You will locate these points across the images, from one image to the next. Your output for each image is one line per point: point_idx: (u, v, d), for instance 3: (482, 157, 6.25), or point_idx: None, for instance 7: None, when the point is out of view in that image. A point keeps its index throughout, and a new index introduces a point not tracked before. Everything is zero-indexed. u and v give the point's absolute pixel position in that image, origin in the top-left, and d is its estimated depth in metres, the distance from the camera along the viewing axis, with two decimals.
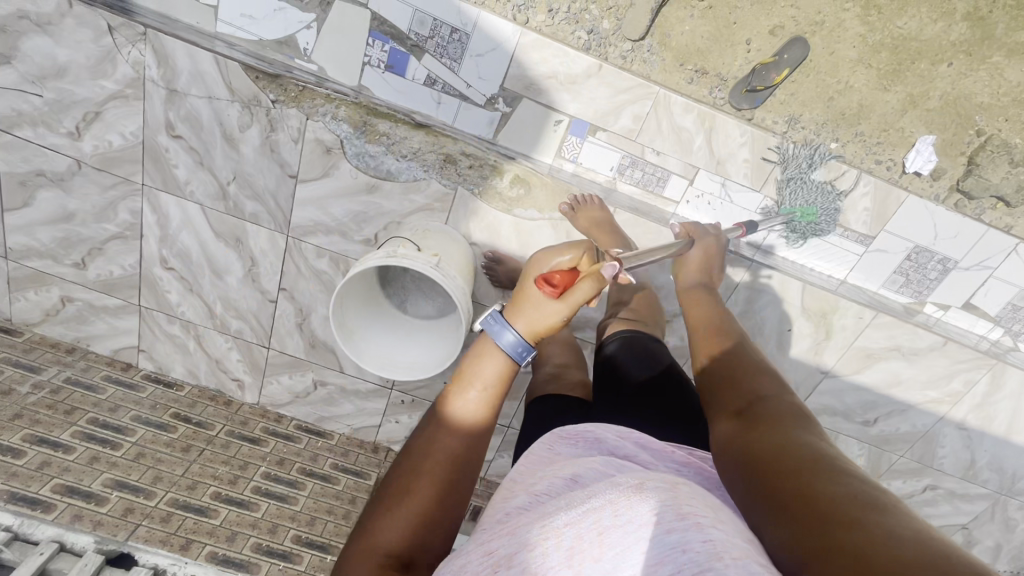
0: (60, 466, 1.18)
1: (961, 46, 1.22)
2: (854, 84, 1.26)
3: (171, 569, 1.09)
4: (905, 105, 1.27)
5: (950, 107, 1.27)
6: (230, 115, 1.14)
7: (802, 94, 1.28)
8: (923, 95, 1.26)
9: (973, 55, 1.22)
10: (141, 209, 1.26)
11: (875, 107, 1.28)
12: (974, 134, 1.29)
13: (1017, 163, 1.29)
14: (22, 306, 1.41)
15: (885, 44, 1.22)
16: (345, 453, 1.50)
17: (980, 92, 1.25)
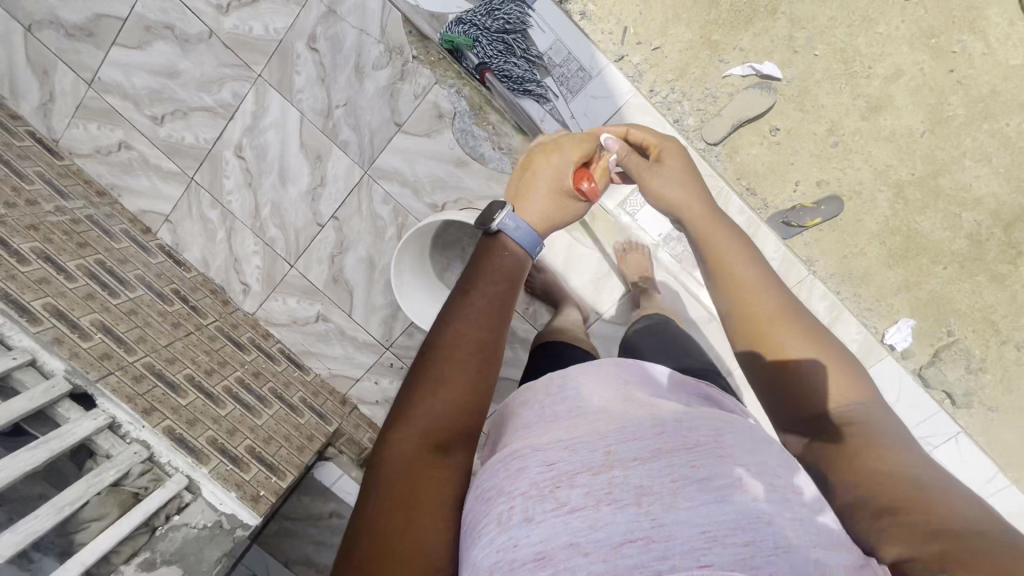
0: (57, 289, 1.14)
1: (958, 258, 1.58)
2: (868, 253, 1.63)
3: (125, 428, 1.05)
4: (902, 285, 1.61)
5: (933, 304, 1.60)
6: (371, 52, 1.24)
7: (825, 241, 1.65)
8: (917, 284, 1.61)
9: (966, 267, 1.58)
10: (245, 95, 1.32)
11: (876, 278, 1.63)
12: (945, 333, 1.60)
13: (971, 369, 1.58)
14: (78, 135, 1.41)
15: (902, 231, 1.61)
16: (315, 393, 1.49)
17: (960, 300, 1.59)
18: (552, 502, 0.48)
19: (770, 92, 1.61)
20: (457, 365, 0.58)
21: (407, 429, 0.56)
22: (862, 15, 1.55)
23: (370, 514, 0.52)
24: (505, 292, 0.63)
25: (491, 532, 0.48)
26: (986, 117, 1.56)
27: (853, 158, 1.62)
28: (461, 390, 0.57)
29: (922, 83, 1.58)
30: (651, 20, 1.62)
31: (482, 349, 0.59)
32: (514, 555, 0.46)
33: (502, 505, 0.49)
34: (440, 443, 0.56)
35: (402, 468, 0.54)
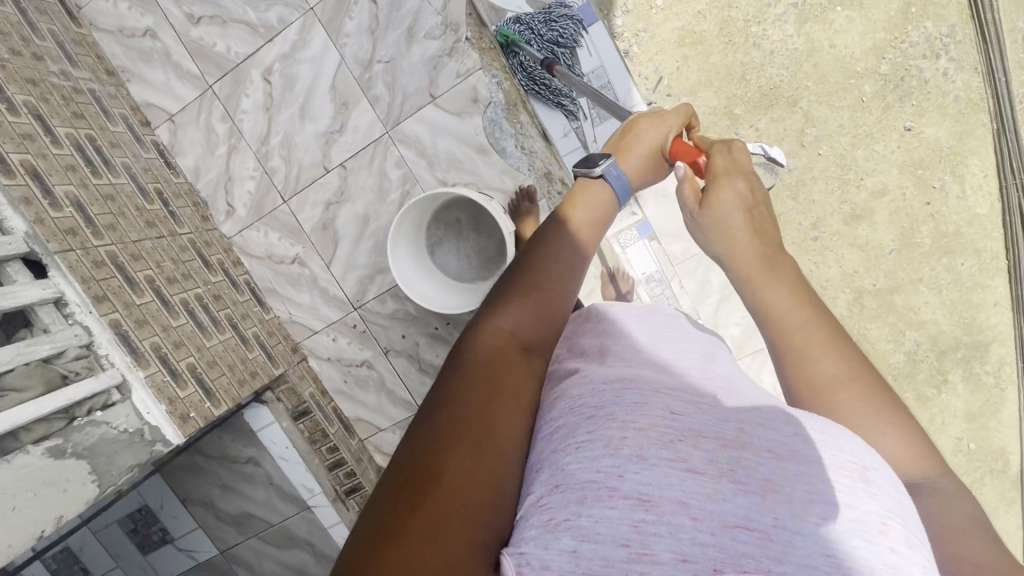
0: (40, 149, 1.08)
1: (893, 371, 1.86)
2: None
3: (71, 308, 1.00)
4: None
5: None
6: (427, 20, 1.26)
7: None
8: None
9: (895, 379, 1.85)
10: (291, 22, 1.31)
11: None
12: None
13: None
14: (105, 8, 1.36)
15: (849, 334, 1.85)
16: (270, 333, 1.45)
17: None
18: (669, 449, 0.44)
19: (772, 175, 1.74)
20: (553, 281, 0.63)
21: (502, 321, 0.58)
22: (866, 131, 1.69)
23: (452, 382, 0.52)
24: (596, 234, 0.70)
25: (596, 452, 0.44)
26: (948, 252, 1.76)
27: (828, 256, 1.79)
28: (549, 300, 0.62)
29: (900, 208, 1.74)
30: (685, 78, 1.72)
31: (562, 271, 0.64)
32: (616, 487, 0.42)
33: (614, 432, 0.45)
34: (526, 340, 0.58)
35: (487, 353, 0.55)
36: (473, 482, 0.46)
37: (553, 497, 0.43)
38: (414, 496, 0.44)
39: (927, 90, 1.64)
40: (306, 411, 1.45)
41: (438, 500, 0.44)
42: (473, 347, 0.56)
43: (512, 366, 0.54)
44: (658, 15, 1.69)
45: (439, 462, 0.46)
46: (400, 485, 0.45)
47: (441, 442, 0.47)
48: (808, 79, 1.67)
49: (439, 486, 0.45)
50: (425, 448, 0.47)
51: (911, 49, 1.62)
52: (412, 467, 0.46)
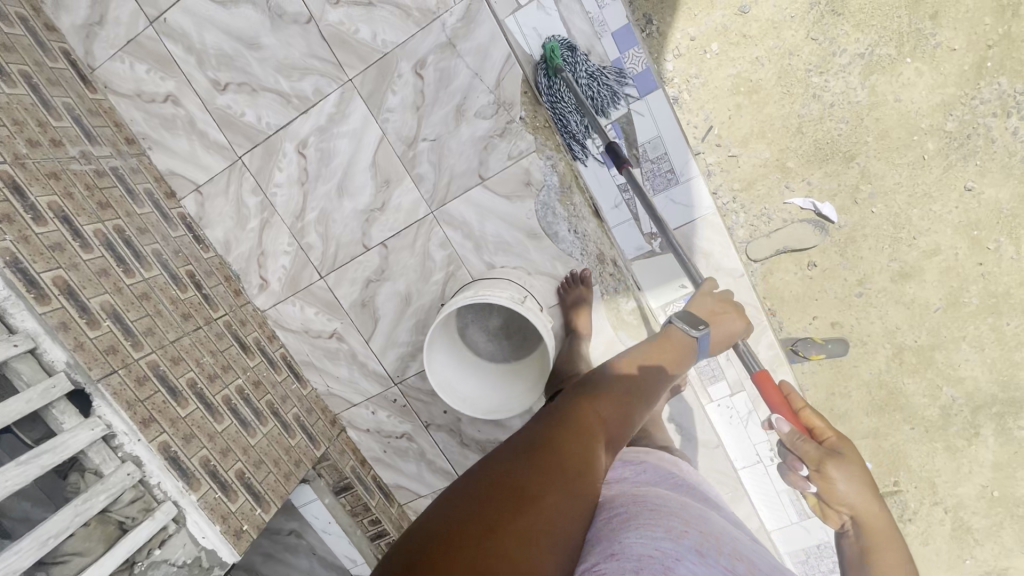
0: (71, 260, 1.00)
1: (923, 422, 1.69)
2: (850, 395, 1.72)
3: (119, 439, 0.96)
4: (870, 433, 1.73)
5: (890, 455, 1.73)
6: (478, 99, 1.17)
7: (819, 377, 1.74)
8: (884, 433, 1.72)
9: (930, 432, 1.69)
10: (328, 94, 1.21)
11: (852, 420, 1.73)
12: (892, 482, 1.74)
13: (903, 518, 1.75)
14: (121, 70, 1.25)
15: None
16: (309, 410, 1.42)
17: (912, 455, 1.71)
18: (714, 556, 0.52)
19: (822, 232, 1.65)
20: (643, 391, 0.76)
21: (597, 406, 0.68)
22: (923, 190, 1.59)
23: (553, 436, 0.58)
24: (679, 362, 0.87)
25: (658, 535, 0.51)
26: (993, 309, 1.61)
27: (871, 313, 1.66)
28: (633, 407, 0.72)
29: (950, 267, 1.61)
30: (737, 128, 1.62)
31: (641, 377, 0.78)
32: (670, 568, 0.47)
33: (673, 527, 0.54)
34: (610, 435, 0.65)
35: (581, 422, 0.63)
36: (557, 523, 0.49)
37: (609, 563, 0.48)
38: (505, 507, 0.47)
39: (993, 150, 1.54)
40: (348, 485, 1.43)
41: (528, 520, 0.47)
42: (568, 415, 0.64)
43: (598, 450, 0.60)
44: (712, 61, 1.59)
45: (536, 489, 0.50)
46: (492, 489, 0.49)
47: (538, 474, 0.52)
48: (868, 133, 1.58)
49: (528, 509, 0.48)
50: (518, 468, 0.52)
51: (981, 106, 1.51)
52: (506, 479, 0.50)
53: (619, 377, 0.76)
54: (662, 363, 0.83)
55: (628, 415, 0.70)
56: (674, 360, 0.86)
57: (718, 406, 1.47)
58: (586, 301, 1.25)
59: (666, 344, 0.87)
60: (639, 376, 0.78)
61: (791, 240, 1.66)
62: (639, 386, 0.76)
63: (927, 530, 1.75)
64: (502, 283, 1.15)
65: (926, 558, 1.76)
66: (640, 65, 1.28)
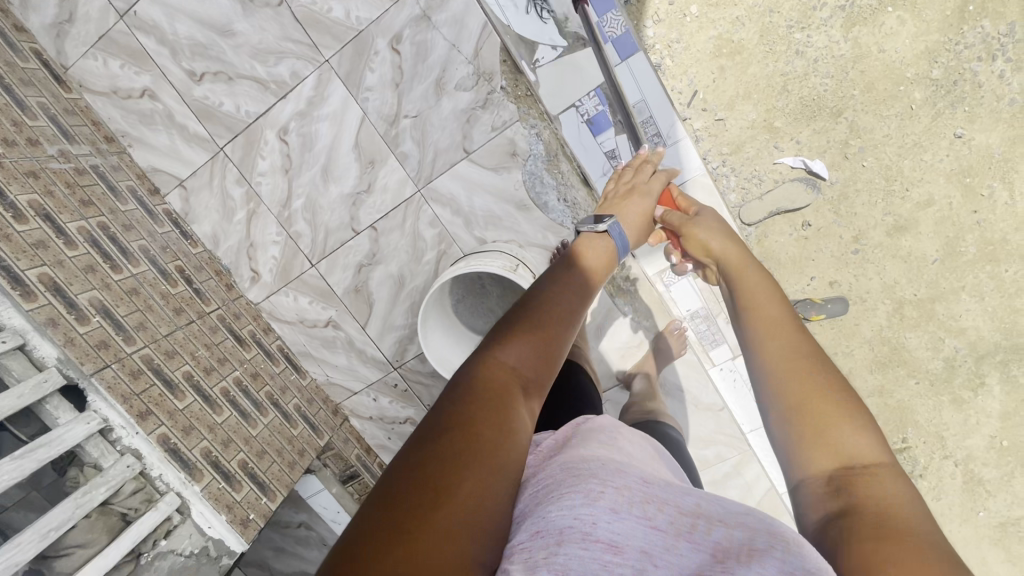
0: (55, 256, 0.99)
1: (929, 375, 1.68)
2: (853, 353, 1.71)
3: (117, 433, 0.95)
4: (875, 389, 1.72)
5: (897, 410, 1.72)
6: (457, 71, 1.16)
7: (820, 337, 1.72)
8: (890, 390, 1.71)
9: (936, 385, 1.68)
10: (306, 77, 1.19)
11: (856, 378, 1.72)
12: (900, 439, 1.73)
13: (913, 473, 1.74)
14: (94, 67, 1.23)
15: None
16: (309, 400, 1.41)
17: (919, 411, 1.71)
18: (635, 507, 0.47)
19: (814, 190, 1.64)
20: (559, 318, 0.68)
21: (505, 355, 0.61)
22: (913, 140, 1.57)
23: (463, 414, 0.53)
24: (602, 276, 0.82)
25: (575, 501, 0.47)
26: (992, 258, 1.60)
27: (869, 268, 1.65)
28: (556, 343, 0.66)
29: (946, 217, 1.60)
30: (721, 91, 1.61)
31: (562, 313, 0.69)
32: (589, 533, 0.44)
33: (593, 486, 0.48)
34: (528, 381, 0.60)
35: (481, 381, 0.57)
36: (477, 511, 0.47)
37: (532, 543, 0.46)
38: (418, 509, 0.46)
39: (981, 95, 1.52)
40: (355, 473, 1.45)
41: (443, 516, 0.46)
42: (479, 376, 0.58)
43: (513, 407, 0.56)
44: (692, 24, 1.57)
45: (450, 479, 0.48)
46: (402, 490, 0.47)
47: (450, 466, 0.49)
48: (854, 87, 1.56)
49: (440, 509, 0.46)
50: (429, 460, 0.49)
51: (966, 51, 1.50)
52: (418, 479, 0.48)
53: (530, 306, 0.68)
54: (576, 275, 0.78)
55: (546, 351, 0.64)
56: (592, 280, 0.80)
57: (721, 370, 1.44)
58: None
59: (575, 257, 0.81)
60: (553, 301, 0.70)
61: (782, 201, 1.65)
62: (555, 320, 0.68)
63: (941, 483, 1.73)
64: (493, 255, 1.14)
65: (939, 513, 1.75)
66: (620, 28, 1.27)
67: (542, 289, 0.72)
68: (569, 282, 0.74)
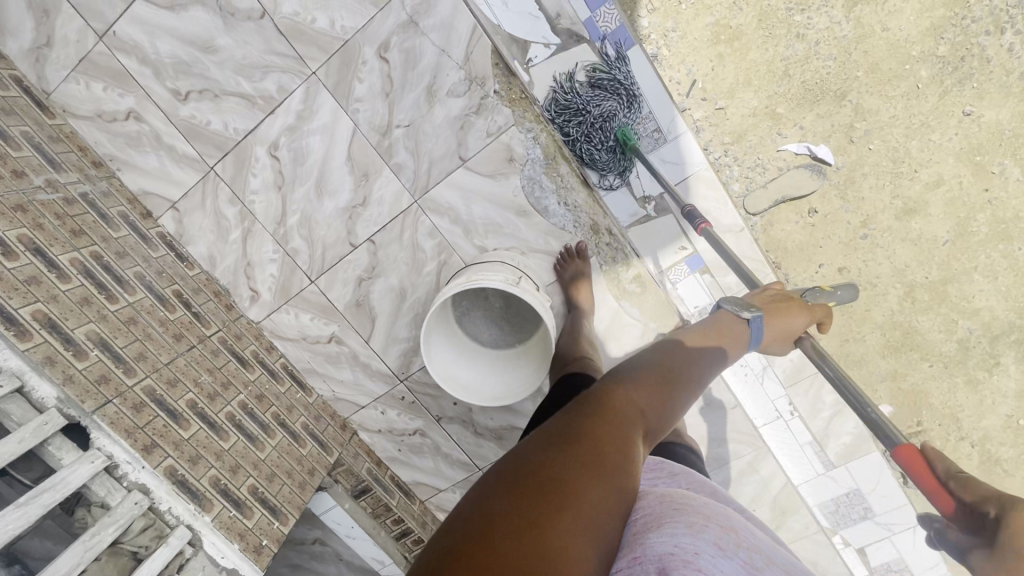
0: (48, 291, 0.96)
1: (943, 357, 1.65)
2: (866, 339, 1.68)
3: (123, 469, 0.93)
4: (889, 374, 1.68)
5: (912, 394, 1.69)
6: (448, 77, 1.12)
7: (831, 325, 1.69)
8: (904, 374, 1.68)
9: (950, 367, 1.65)
10: (293, 91, 1.16)
11: (869, 365, 1.69)
12: (916, 422, 1.70)
13: None
14: (76, 91, 1.20)
15: None
16: (316, 417, 1.39)
17: (934, 394, 1.68)
18: (738, 551, 0.46)
19: (819, 177, 1.60)
20: (680, 374, 0.68)
21: (633, 392, 0.60)
22: (920, 120, 1.53)
23: (594, 425, 0.54)
24: (736, 346, 0.83)
25: (678, 531, 0.46)
26: (1004, 237, 1.56)
27: (878, 253, 1.62)
28: (672, 397, 0.64)
29: (956, 197, 1.56)
30: (721, 79, 1.57)
31: (678, 371, 0.68)
32: (692, 560, 0.43)
33: (698, 524, 0.48)
34: (648, 426, 0.59)
35: (608, 403, 0.57)
36: (599, 520, 0.46)
37: (632, 567, 0.44)
38: (541, 506, 0.44)
39: (989, 70, 1.48)
40: (366, 487, 1.41)
41: (564, 523, 0.44)
42: (609, 398, 0.59)
43: (642, 437, 0.56)
44: (688, 11, 1.52)
45: (574, 486, 0.47)
46: (524, 489, 0.45)
47: (577, 473, 0.48)
48: (858, 68, 1.52)
49: (568, 512, 0.45)
50: (556, 462, 0.48)
51: (973, 26, 1.46)
52: (546, 478, 0.47)
53: (653, 358, 0.69)
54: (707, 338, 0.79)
55: (666, 406, 0.63)
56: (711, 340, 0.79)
57: (733, 366, 1.48)
58: (585, 274, 1.21)
59: (718, 334, 0.82)
60: (675, 361, 0.70)
61: (786, 188, 1.62)
62: (675, 378, 0.67)
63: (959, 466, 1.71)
64: (494, 266, 1.11)
65: None
66: (614, 22, 1.23)
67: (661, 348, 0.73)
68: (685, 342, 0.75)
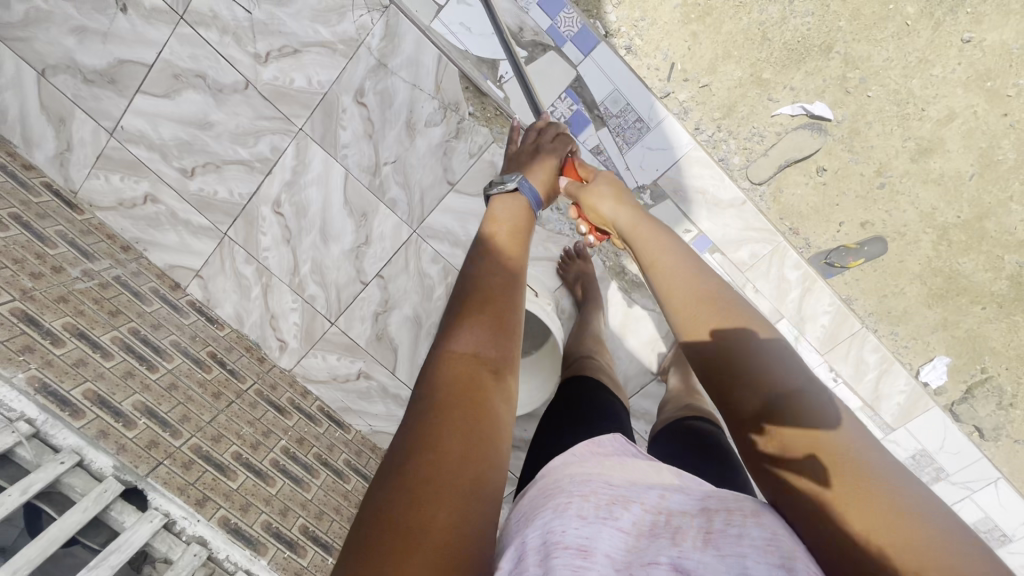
0: (95, 370, 1.05)
1: (996, 297, 1.55)
2: (907, 292, 1.59)
3: (180, 524, 0.99)
4: (940, 325, 1.58)
5: (970, 342, 1.57)
6: (424, 108, 1.17)
7: (865, 283, 1.61)
8: (956, 322, 1.57)
9: (1004, 307, 1.55)
10: (285, 148, 1.23)
11: (916, 318, 1.59)
12: (978, 370, 1.58)
13: (1003, 405, 1.57)
14: (99, 186, 1.31)
15: (942, 272, 1.56)
16: (357, 452, 1.44)
17: (994, 337, 1.56)
18: (600, 511, 0.47)
19: (821, 134, 1.55)
20: (510, 292, 0.68)
21: (461, 344, 0.59)
22: (917, 57, 1.47)
23: (427, 421, 0.51)
24: (528, 240, 0.81)
25: (546, 520, 0.47)
26: None
27: (901, 201, 1.55)
28: (511, 318, 0.64)
29: (973, 128, 1.49)
30: (699, 58, 1.55)
31: (502, 284, 0.68)
32: (557, 545, 0.43)
33: (563, 503, 0.49)
34: (490, 362, 0.58)
35: (446, 372, 0.56)
36: (454, 534, 0.44)
37: (510, 572, 0.44)
38: (388, 553, 0.42)
39: None
40: None
41: (417, 559, 0.42)
42: (441, 376, 0.56)
43: (484, 398, 0.54)
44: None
45: (419, 515, 0.44)
46: (374, 546, 0.43)
47: (411, 497, 0.45)
48: (839, 18, 1.48)
49: (414, 549, 0.42)
50: (395, 509, 0.45)
51: None
52: (387, 523, 0.44)
53: (470, 287, 0.67)
54: (521, 250, 0.77)
55: (507, 329, 0.63)
56: (523, 250, 0.77)
57: None
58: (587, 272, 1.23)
59: (505, 229, 0.81)
60: (489, 280, 0.68)
61: (789, 151, 1.57)
62: (491, 291, 0.67)
63: None
64: None
65: None
66: (576, 25, 1.25)
67: (478, 270, 0.70)
68: (514, 253, 0.75)
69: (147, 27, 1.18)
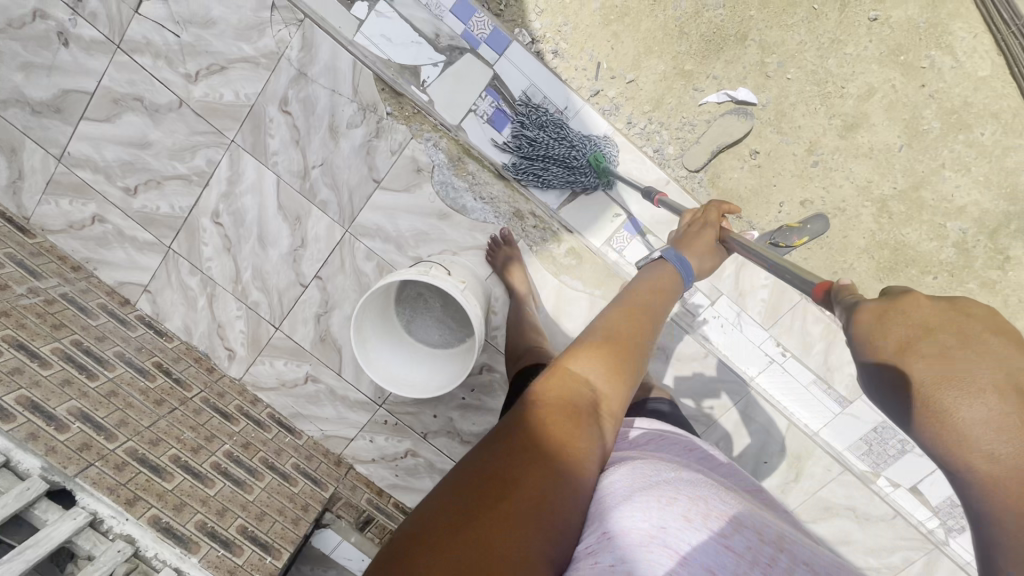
0: (31, 377, 1.07)
1: (946, 266, 1.55)
2: (856, 267, 1.59)
3: (108, 522, 1.00)
4: None
5: None
6: (344, 111, 1.25)
7: (814, 260, 1.61)
8: None
9: (954, 276, 1.55)
10: (220, 161, 1.30)
11: (868, 293, 1.59)
12: None
13: None
14: (49, 211, 1.38)
15: (887, 244, 1.57)
16: (308, 456, 1.45)
17: None
18: (709, 524, 0.48)
19: (747, 118, 1.59)
20: (640, 343, 0.62)
21: (582, 367, 0.56)
22: (829, 38, 1.53)
23: (529, 407, 0.52)
24: (664, 298, 0.71)
25: (648, 506, 0.48)
26: (960, 126, 1.51)
27: (835, 176, 1.57)
28: (631, 364, 0.59)
29: (894, 100, 1.53)
30: (623, 55, 1.61)
31: (634, 320, 0.65)
32: (661, 536, 0.45)
33: (669, 496, 0.50)
34: (603, 397, 0.56)
35: (561, 383, 0.55)
36: (537, 505, 0.46)
37: (596, 544, 0.46)
38: (484, 498, 0.45)
39: None
40: (369, 518, 1.42)
41: (497, 515, 0.44)
42: (549, 382, 0.55)
43: (585, 421, 0.53)
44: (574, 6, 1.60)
45: (514, 476, 0.47)
46: (470, 480, 0.47)
47: (511, 462, 0.47)
48: (750, 8, 1.55)
49: (498, 505, 0.45)
50: (492, 462, 0.48)
51: None
52: (483, 475, 0.47)
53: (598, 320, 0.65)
54: (656, 298, 0.71)
55: (622, 377, 0.58)
56: (653, 300, 0.70)
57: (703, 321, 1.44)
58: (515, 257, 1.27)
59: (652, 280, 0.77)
60: (626, 317, 0.65)
61: (720, 138, 1.60)
62: (623, 334, 0.63)
63: None
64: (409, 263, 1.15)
65: None
66: (487, 26, 1.27)
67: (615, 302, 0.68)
68: (658, 301, 0.71)
69: (87, 58, 1.27)
